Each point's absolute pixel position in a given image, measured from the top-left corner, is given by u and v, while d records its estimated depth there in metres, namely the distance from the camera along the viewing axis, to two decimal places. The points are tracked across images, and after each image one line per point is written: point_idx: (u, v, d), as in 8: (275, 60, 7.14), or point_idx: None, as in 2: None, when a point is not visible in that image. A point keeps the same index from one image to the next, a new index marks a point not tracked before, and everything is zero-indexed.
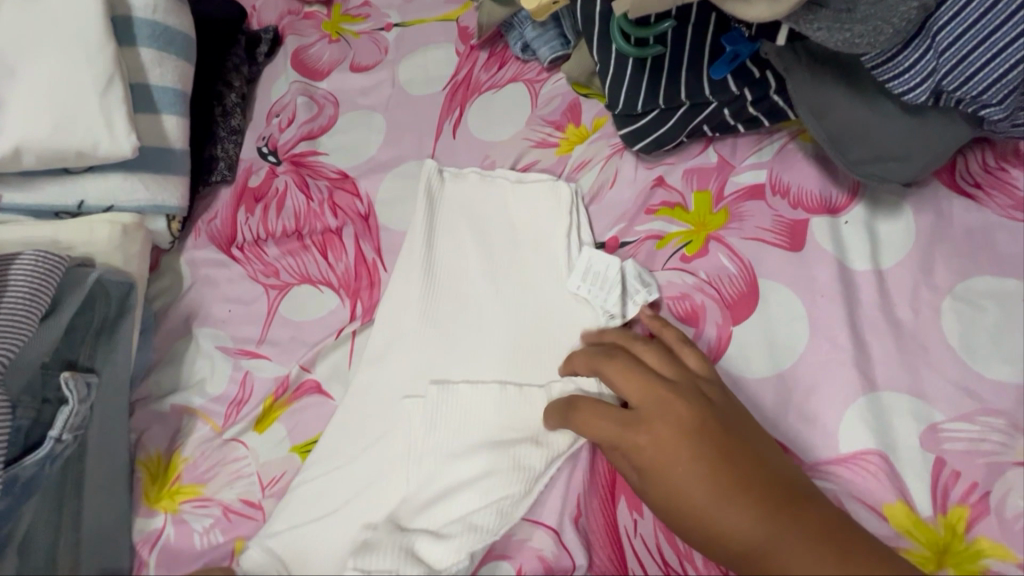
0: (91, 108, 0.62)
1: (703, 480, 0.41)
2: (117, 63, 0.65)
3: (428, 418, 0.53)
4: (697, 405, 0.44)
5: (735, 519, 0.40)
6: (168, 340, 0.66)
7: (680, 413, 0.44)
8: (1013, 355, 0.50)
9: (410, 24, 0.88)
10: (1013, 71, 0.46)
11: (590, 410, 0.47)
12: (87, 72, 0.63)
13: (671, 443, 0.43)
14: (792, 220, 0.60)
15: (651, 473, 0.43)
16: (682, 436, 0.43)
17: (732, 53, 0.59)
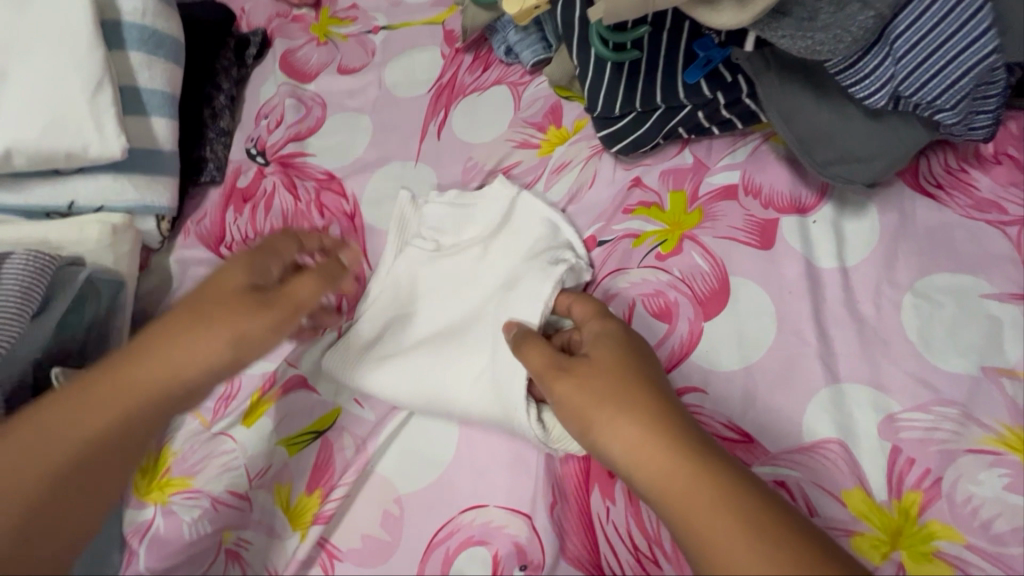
0: (81, 111, 0.63)
1: (625, 411, 0.44)
2: (107, 66, 0.66)
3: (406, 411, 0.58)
4: (627, 351, 0.48)
5: (643, 450, 0.42)
6: None
7: (613, 354, 0.48)
8: (968, 348, 0.52)
9: (397, 27, 0.90)
10: (964, 78, 0.49)
11: (534, 344, 0.51)
12: (77, 76, 0.64)
13: (604, 373, 0.46)
14: (762, 220, 0.62)
15: (580, 396, 0.46)
16: (614, 393, 0.45)
17: (706, 58, 0.62)
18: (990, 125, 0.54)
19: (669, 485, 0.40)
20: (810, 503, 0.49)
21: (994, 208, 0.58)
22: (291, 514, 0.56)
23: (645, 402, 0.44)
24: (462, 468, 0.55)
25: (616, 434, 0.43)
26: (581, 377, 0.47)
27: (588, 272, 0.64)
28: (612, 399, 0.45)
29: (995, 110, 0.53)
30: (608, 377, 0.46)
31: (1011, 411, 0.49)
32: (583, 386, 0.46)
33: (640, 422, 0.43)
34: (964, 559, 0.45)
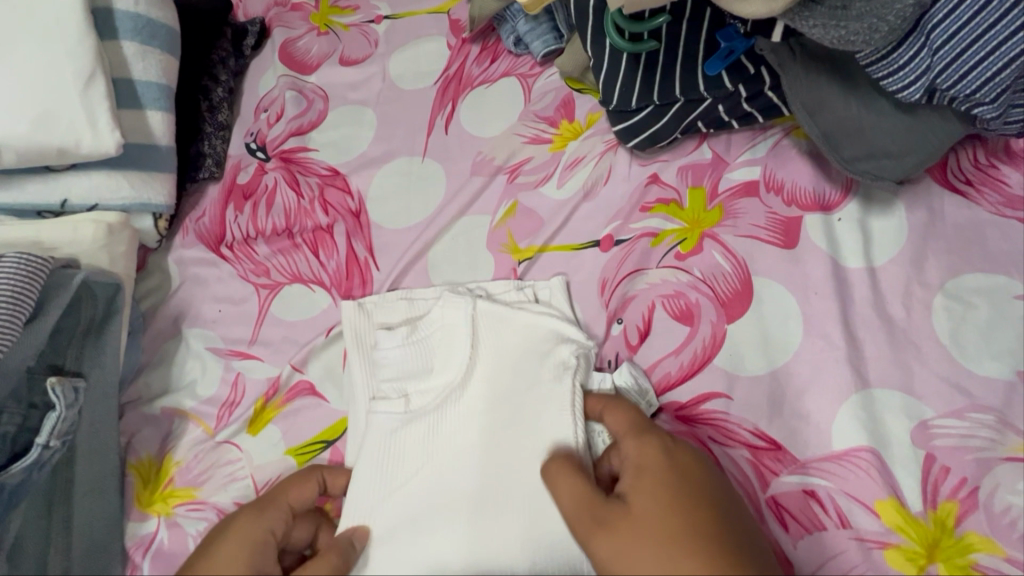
0: (73, 104, 0.60)
1: (679, 571, 0.39)
2: (99, 57, 0.63)
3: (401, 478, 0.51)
4: (675, 479, 0.43)
5: None
6: (157, 341, 0.65)
7: (661, 488, 0.43)
8: (1001, 351, 0.50)
9: (400, 16, 0.87)
10: (1007, 69, 0.46)
11: (564, 473, 0.45)
12: (68, 67, 0.61)
13: (652, 519, 0.41)
14: (786, 217, 0.60)
15: (624, 549, 0.41)
16: (664, 544, 0.40)
17: (728, 49, 0.59)
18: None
19: None
20: (842, 514, 0.47)
21: None
22: None
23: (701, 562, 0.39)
24: None
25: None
26: (624, 533, 0.41)
27: (605, 272, 0.61)
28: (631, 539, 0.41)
29: None
30: (657, 524, 0.41)
31: None
32: (630, 555, 0.40)
33: None
34: (1002, 571, 0.43)
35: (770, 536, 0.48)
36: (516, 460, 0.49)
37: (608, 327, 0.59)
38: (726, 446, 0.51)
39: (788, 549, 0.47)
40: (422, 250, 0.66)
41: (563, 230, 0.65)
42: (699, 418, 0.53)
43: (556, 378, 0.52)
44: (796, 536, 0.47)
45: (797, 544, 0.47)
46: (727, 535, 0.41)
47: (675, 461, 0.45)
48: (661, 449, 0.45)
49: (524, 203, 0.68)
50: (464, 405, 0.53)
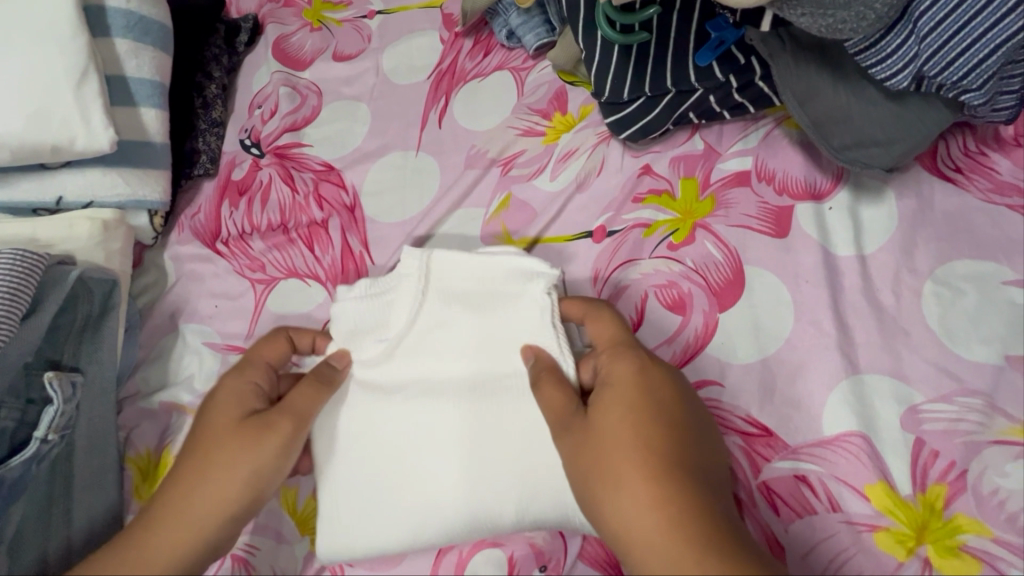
0: (66, 101, 0.61)
1: (631, 465, 0.42)
2: (91, 54, 0.63)
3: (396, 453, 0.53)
4: (642, 393, 0.46)
5: (636, 511, 0.40)
6: (154, 337, 0.66)
7: (629, 397, 0.46)
8: (990, 336, 0.51)
9: (393, 11, 0.87)
10: (993, 56, 0.46)
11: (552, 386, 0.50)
12: (61, 64, 0.61)
13: (616, 425, 0.44)
14: (777, 207, 0.61)
15: (588, 451, 0.44)
16: (622, 445, 0.43)
17: (718, 39, 0.60)
18: (1014, 105, 0.52)
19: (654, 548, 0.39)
20: (833, 498, 0.47)
21: (1014, 191, 0.57)
22: (298, 519, 0.55)
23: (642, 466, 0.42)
24: None
25: (614, 502, 0.41)
26: (586, 435, 0.45)
27: (598, 263, 0.62)
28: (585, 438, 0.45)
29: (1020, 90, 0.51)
30: (618, 428, 0.44)
31: None
32: (581, 444, 0.45)
33: (641, 485, 0.41)
34: (991, 552, 0.44)
35: (763, 521, 0.48)
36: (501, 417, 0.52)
37: None
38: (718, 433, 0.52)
39: (779, 534, 0.47)
40: (417, 244, 0.67)
41: (557, 221, 0.65)
42: None
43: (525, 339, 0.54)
44: (787, 521, 0.48)
45: (788, 528, 0.48)
46: (684, 444, 0.43)
47: (647, 379, 0.47)
48: (635, 364, 0.48)
49: (517, 195, 0.68)
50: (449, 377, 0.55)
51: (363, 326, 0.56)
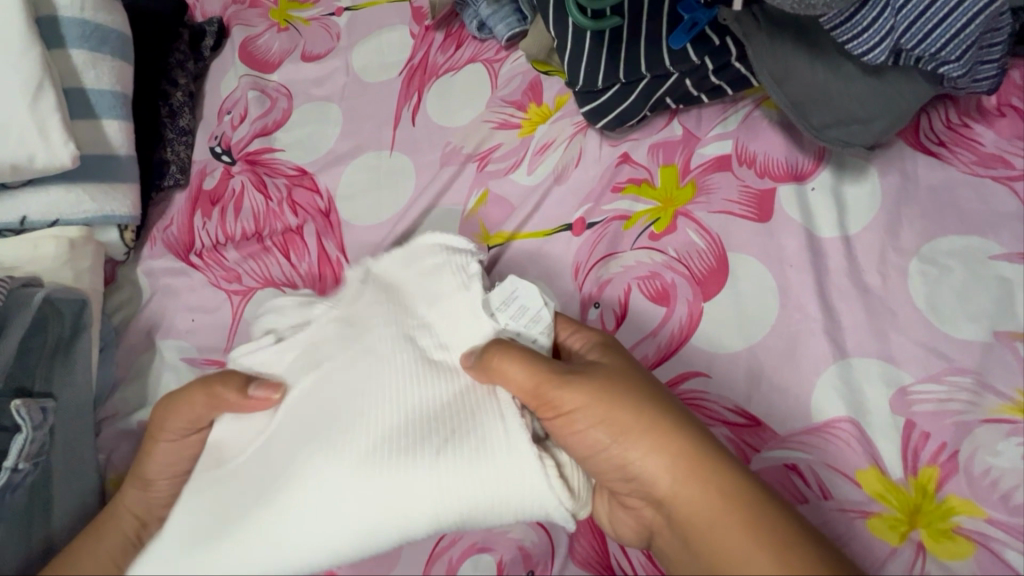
0: (22, 117, 0.59)
1: (660, 407, 0.45)
2: (46, 66, 0.61)
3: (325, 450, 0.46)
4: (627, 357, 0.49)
5: (663, 451, 0.43)
6: (131, 355, 0.64)
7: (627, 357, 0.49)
8: (979, 313, 0.50)
9: (361, 7, 0.85)
10: (971, 25, 0.45)
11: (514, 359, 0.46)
12: (13, 79, 0.59)
13: (627, 373, 0.47)
14: (759, 190, 0.59)
15: (611, 392, 0.45)
16: (640, 390, 0.46)
17: (690, 20, 0.58)
18: (995, 75, 0.51)
19: (693, 481, 0.42)
20: (824, 486, 0.47)
21: (999, 163, 0.56)
22: None
23: (666, 424, 0.44)
24: None
25: (635, 457, 0.44)
26: (599, 383, 0.45)
27: (578, 256, 0.60)
28: (598, 395, 0.45)
29: (1000, 59, 0.50)
30: (631, 377, 0.47)
31: None
32: (593, 404, 0.45)
33: (666, 423, 0.44)
34: (986, 533, 0.43)
35: None
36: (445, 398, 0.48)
37: (585, 312, 0.58)
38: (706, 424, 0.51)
39: None
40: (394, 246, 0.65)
41: (535, 216, 0.64)
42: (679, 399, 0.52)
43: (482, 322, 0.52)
44: None
45: None
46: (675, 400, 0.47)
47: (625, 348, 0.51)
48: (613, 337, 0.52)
49: (494, 191, 0.67)
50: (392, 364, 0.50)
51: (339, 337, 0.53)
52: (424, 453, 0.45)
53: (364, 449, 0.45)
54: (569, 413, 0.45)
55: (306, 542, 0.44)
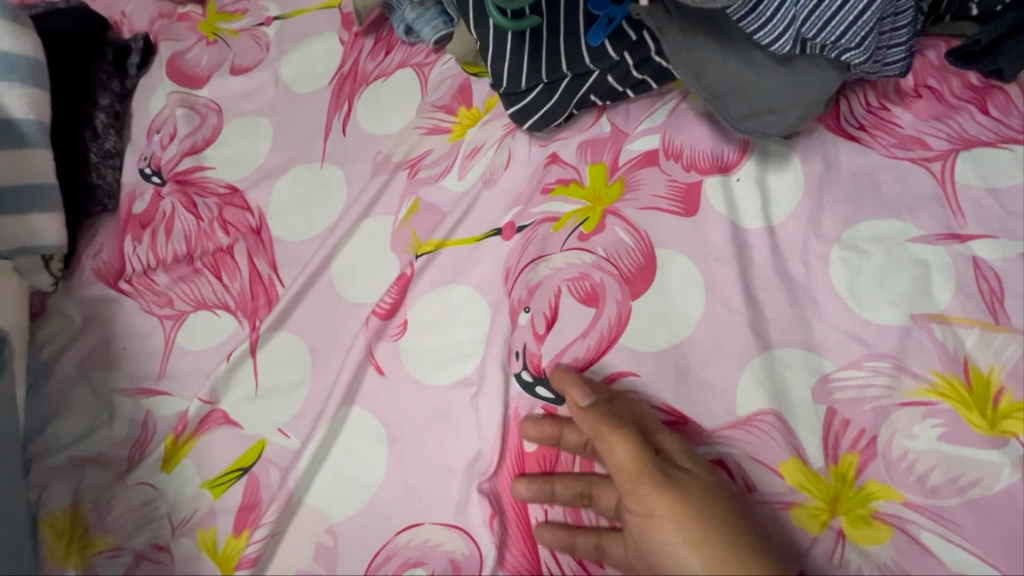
0: None
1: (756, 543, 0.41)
2: None
3: None
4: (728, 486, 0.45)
5: None
6: (60, 389, 0.62)
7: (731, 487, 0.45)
8: (898, 297, 0.50)
9: (290, 15, 0.83)
10: (868, 11, 0.45)
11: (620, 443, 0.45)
12: None
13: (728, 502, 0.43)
14: (685, 184, 0.59)
15: (710, 519, 0.42)
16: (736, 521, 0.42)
17: (606, 17, 0.58)
18: (903, 58, 0.51)
19: None
20: (749, 479, 0.47)
21: (917, 144, 0.56)
22: (218, 559, 0.52)
23: (736, 561, 0.40)
24: (394, 488, 0.52)
25: None
26: (694, 503, 0.42)
27: (509, 261, 0.60)
28: (674, 493, 0.43)
29: (907, 42, 0.50)
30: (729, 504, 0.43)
31: (943, 357, 0.47)
32: (680, 516, 0.42)
33: (761, 565, 0.40)
34: (903, 517, 0.44)
35: None
36: None
37: (516, 317, 0.57)
38: None
39: None
40: (326, 261, 0.64)
41: (466, 221, 0.63)
42: None
43: None
44: None
45: None
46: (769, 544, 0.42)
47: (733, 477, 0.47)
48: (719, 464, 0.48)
49: (426, 199, 0.66)
50: None
51: None
52: None
53: None
54: (660, 518, 0.42)
55: None
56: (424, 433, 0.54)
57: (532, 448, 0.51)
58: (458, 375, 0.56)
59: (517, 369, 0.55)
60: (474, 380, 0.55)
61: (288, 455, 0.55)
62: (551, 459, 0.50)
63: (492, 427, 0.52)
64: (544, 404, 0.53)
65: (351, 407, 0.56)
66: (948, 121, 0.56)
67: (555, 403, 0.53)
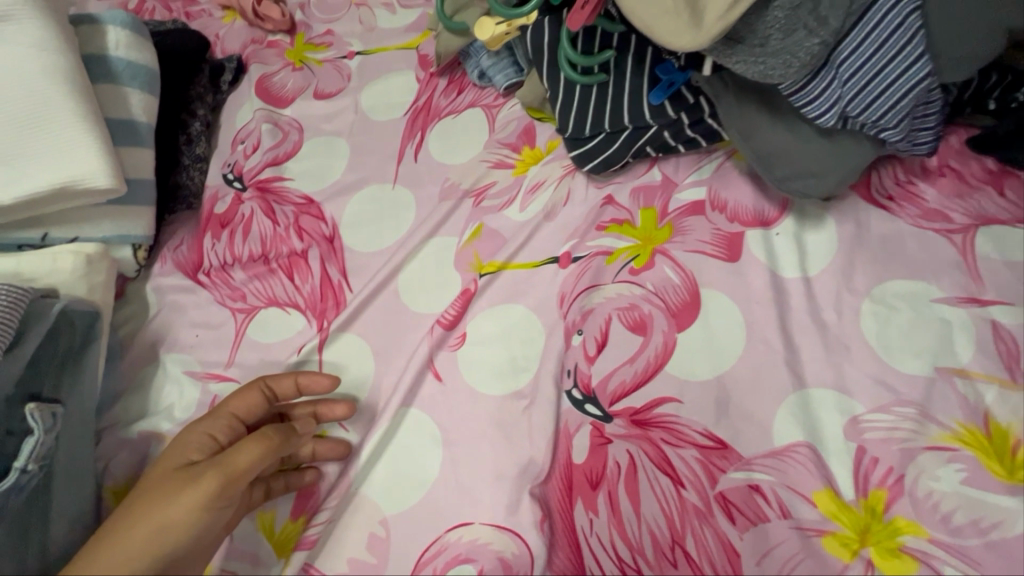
0: (55, 126, 0.63)
1: None
2: (92, 98, 0.66)
3: (69, 140, 0.63)
4: None
5: None
6: (134, 366, 0.68)
7: None
8: (922, 350, 0.55)
9: (372, 52, 0.92)
10: (906, 99, 0.53)
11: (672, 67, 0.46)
12: (47, 88, 0.63)
13: None
14: (729, 233, 0.65)
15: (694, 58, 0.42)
16: None
17: (668, 81, 0.65)
18: (931, 141, 0.59)
19: None
20: (785, 506, 0.50)
21: (941, 217, 0.62)
22: (275, 541, 0.56)
23: None
24: (447, 485, 0.56)
25: None
26: None
27: (563, 287, 0.65)
28: None
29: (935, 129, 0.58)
30: None
31: (965, 409, 0.52)
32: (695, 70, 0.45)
33: None
34: (927, 552, 0.47)
35: (720, 531, 0.50)
36: (38, 177, 0.61)
37: (569, 339, 0.62)
38: (677, 446, 0.54)
39: (735, 542, 0.50)
40: (392, 273, 0.69)
41: (526, 248, 0.69)
42: (654, 422, 0.56)
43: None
44: (742, 528, 0.50)
45: (743, 536, 0.50)
46: None
47: None
48: None
49: (489, 225, 0.72)
50: (72, 122, 0.63)
51: None
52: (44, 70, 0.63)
53: (21, 119, 0.62)
54: None
55: (29, 121, 0.62)
56: (477, 438, 0.58)
57: (581, 460, 0.55)
58: (513, 387, 0.60)
59: (567, 387, 0.59)
60: (528, 393, 0.60)
61: (350, 448, 0.59)
62: (598, 471, 0.54)
63: (543, 436, 0.57)
64: (593, 420, 0.57)
65: (409, 408, 0.60)
66: (969, 199, 0.62)
67: (603, 421, 0.57)
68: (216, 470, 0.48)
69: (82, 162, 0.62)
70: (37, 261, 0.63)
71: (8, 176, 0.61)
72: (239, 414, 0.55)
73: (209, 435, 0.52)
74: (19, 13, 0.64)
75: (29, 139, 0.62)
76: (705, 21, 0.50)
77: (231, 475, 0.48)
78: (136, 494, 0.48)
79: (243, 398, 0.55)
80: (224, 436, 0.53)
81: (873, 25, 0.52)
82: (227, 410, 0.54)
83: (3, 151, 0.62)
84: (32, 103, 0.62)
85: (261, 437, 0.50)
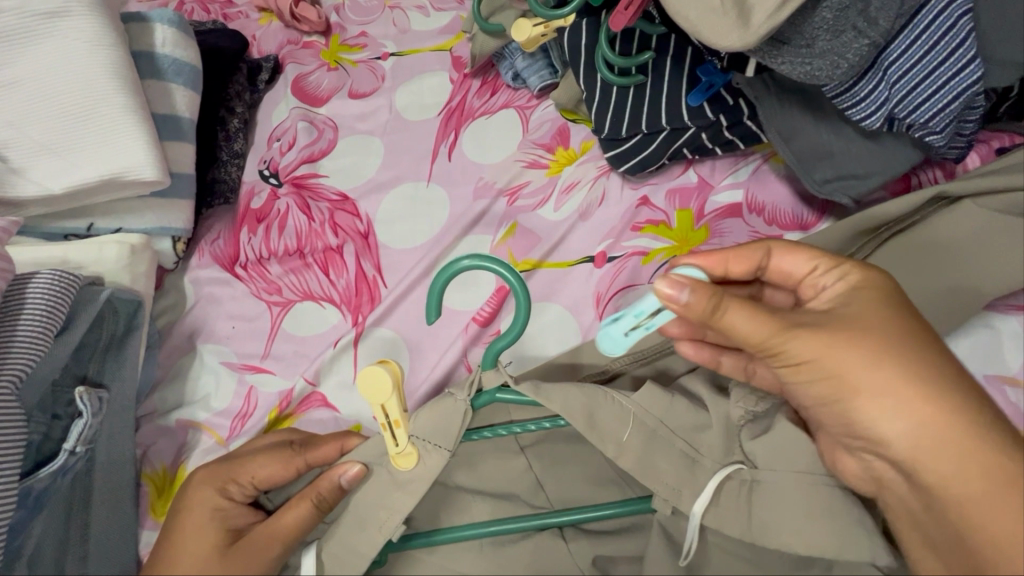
0: (106, 120, 0.64)
1: None
2: (140, 94, 0.68)
3: (119, 133, 0.64)
4: None
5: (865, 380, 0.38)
6: (172, 356, 0.69)
7: None
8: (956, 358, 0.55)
9: (406, 53, 0.92)
10: (955, 102, 0.52)
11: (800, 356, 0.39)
12: (99, 84, 0.65)
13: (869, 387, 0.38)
14: (767, 235, 0.67)
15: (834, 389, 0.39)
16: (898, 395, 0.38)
17: (707, 83, 0.65)
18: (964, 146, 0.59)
19: None
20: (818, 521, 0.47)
21: None
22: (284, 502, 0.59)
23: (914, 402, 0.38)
24: None
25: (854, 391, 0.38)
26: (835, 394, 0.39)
27: (599, 288, 0.67)
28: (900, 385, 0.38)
29: (972, 132, 0.58)
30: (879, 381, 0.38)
31: (1014, 416, 0.56)
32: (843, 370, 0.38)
33: None
34: None
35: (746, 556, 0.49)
36: (87, 169, 0.63)
37: None
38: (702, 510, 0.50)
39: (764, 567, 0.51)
40: (427, 271, 0.70)
41: (559, 248, 0.70)
42: None
43: (41, 152, 0.63)
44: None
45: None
46: None
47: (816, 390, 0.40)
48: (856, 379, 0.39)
49: (523, 224, 0.73)
50: (122, 117, 0.65)
51: (40, 120, 0.63)
52: (95, 66, 0.65)
53: (72, 114, 0.64)
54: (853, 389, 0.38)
55: (80, 115, 0.64)
56: None
57: None
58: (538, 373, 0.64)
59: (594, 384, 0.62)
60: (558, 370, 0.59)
61: None
62: None
63: None
64: None
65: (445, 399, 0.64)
66: None
67: None
68: (271, 539, 0.45)
69: (131, 156, 0.64)
70: (86, 251, 0.64)
71: (58, 168, 0.63)
72: (259, 479, 0.48)
73: (224, 495, 0.48)
74: (74, 8, 0.65)
75: (79, 132, 0.64)
76: (754, 21, 0.49)
77: (290, 538, 0.45)
78: (170, 552, 0.46)
79: (266, 462, 0.48)
80: (242, 497, 0.48)
81: (921, 28, 0.52)
82: (247, 477, 0.48)
83: (54, 143, 0.63)
84: (83, 97, 0.64)
85: (301, 502, 0.45)
